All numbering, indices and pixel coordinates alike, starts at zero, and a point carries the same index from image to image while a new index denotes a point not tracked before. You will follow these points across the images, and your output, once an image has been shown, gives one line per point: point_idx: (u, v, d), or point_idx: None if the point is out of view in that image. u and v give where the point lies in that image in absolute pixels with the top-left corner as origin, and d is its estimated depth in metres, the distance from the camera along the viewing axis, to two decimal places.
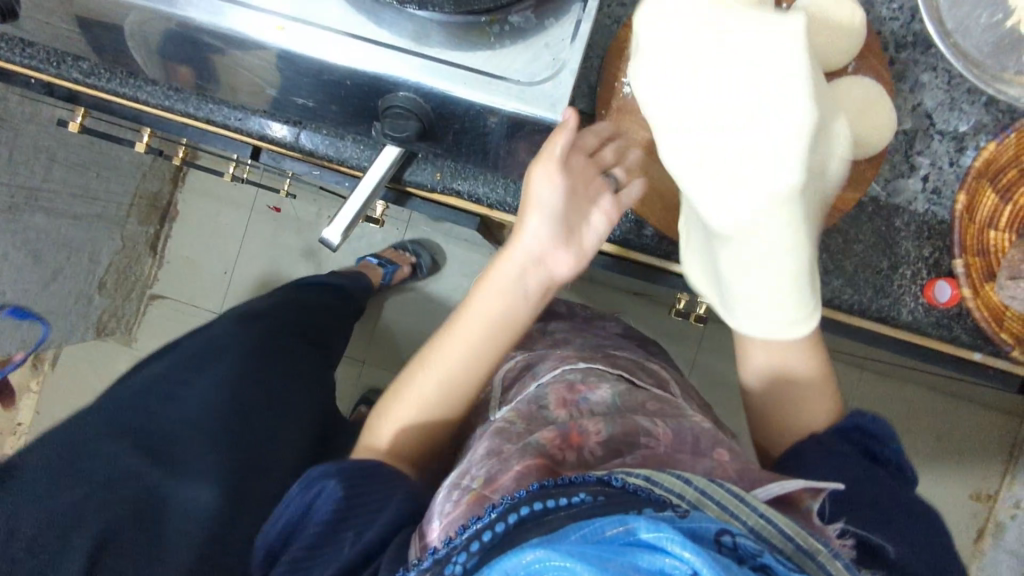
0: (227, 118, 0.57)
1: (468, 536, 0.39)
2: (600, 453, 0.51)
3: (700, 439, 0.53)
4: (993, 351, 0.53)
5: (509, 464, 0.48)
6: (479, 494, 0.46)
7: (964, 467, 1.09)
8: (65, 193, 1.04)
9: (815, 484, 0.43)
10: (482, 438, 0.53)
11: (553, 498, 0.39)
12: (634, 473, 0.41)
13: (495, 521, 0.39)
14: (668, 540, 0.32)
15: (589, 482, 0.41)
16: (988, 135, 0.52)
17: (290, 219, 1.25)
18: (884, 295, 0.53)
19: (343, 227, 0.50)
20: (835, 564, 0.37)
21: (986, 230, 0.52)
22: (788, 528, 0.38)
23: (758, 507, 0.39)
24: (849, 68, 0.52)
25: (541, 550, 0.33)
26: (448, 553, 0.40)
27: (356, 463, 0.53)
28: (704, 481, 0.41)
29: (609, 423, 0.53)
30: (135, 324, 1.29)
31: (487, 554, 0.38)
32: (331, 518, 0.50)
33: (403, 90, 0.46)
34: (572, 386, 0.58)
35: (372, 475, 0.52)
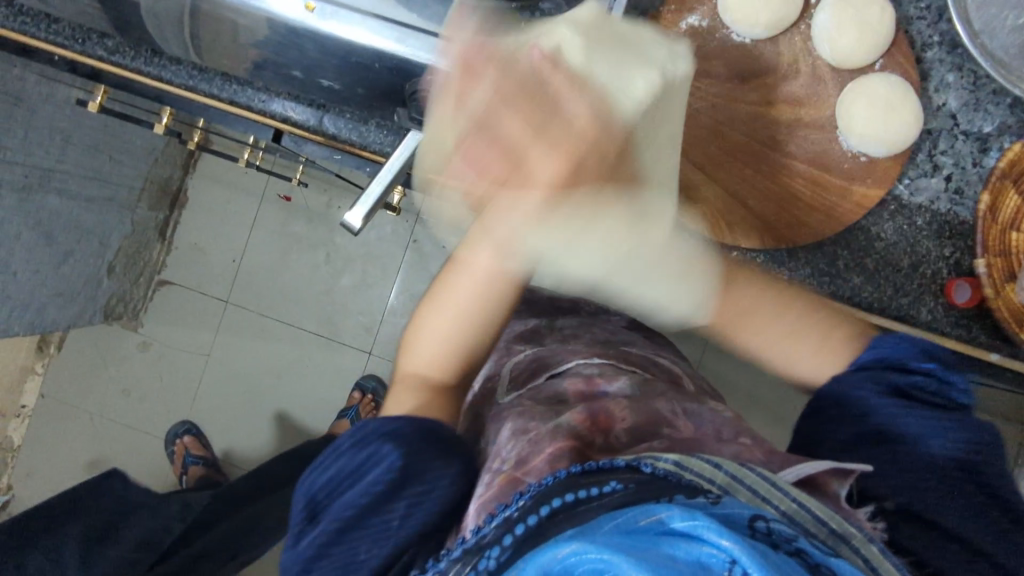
0: (251, 99, 0.56)
1: (501, 526, 0.40)
2: (627, 438, 0.50)
3: (721, 430, 0.52)
4: (1012, 354, 0.52)
5: (541, 446, 0.47)
6: (512, 476, 0.46)
7: None
8: (79, 175, 1.04)
9: (840, 466, 0.42)
10: (509, 420, 0.54)
11: (583, 489, 0.39)
12: (663, 458, 0.40)
13: (527, 515, 0.39)
14: (704, 528, 0.31)
15: (620, 469, 0.40)
16: (1012, 137, 0.53)
17: (300, 207, 1.25)
18: (904, 293, 0.53)
19: (363, 212, 0.50)
20: (868, 547, 0.38)
21: (1007, 231, 0.51)
22: (821, 512, 0.38)
23: (790, 491, 0.39)
24: (875, 65, 0.52)
25: (575, 544, 0.33)
26: (481, 544, 0.40)
27: (414, 425, 0.49)
28: (735, 464, 0.40)
29: (634, 411, 0.53)
30: (143, 310, 1.30)
31: (521, 546, 0.38)
32: (382, 491, 0.47)
33: (432, 74, 0.46)
34: (591, 379, 0.58)
35: (423, 441, 0.48)
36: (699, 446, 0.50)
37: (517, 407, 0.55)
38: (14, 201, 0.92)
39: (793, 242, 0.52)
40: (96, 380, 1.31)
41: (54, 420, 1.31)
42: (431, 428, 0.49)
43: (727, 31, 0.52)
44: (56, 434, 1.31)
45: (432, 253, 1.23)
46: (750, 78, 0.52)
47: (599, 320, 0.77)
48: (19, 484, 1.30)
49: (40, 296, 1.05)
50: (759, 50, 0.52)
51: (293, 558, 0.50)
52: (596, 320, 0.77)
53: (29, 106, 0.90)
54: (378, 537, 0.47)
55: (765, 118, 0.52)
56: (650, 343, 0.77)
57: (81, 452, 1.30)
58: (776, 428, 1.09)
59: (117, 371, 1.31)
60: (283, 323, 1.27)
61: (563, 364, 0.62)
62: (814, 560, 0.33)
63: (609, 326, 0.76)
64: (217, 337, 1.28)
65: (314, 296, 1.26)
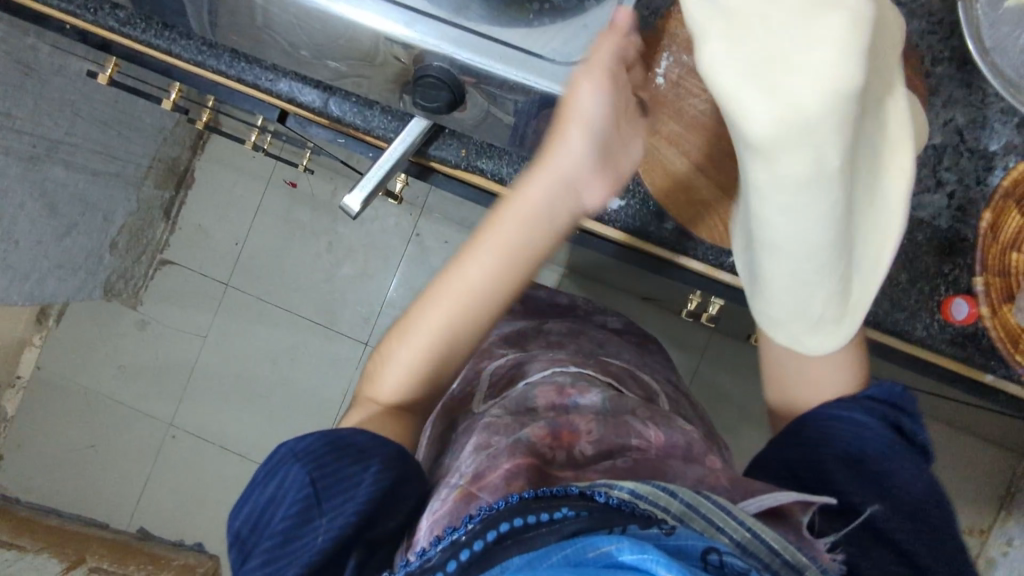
0: (258, 79, 0.56)
1: (446, 550, 0.39)
2: (590, 453, 0.52)
3: (691, 446, 0.54)
4: (1006, 374, 0.52)
5: (498, 461, 0.48)
6: (467, 490, 0.47)
7: (960, 500, 1.08)
8: (86, 149, 1.04)
9: (807, 498, 0.45)
10: (472, 431, 0.55)
11: (533, 513, 0.39)
12: (618, 486, 0.41)
13: (472, 540, 0.38)
14: (653, 562, 0.33)
15: (572, 495, 0.40)
16: (1017, 157, 0.52)
17: (305, 193, 1.26)
18: (901, 308, 0.52)
19: (361, 198, 0.50)
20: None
21: (1008, 252, 0.51)
22: (774, 541, 0.41)
23: (745, 519, 0.41)
24: None
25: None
26: (426, 566, 0.39)
27: (323, 438, 0.48)
28: (692, 495, 0.42)
29: (601, 424, 0.54)
30: (143, 288, 1.30)
31: (466, 573, 0.37)
32: (300, 508, 0.46)
33: (439, 60, 0.45)
34: (562, 389, 0.58)
35: (334, 453, 0.48)
36: (663, 470, 0.50)
37: (488, 412, 0.57)
38: (21, 170, 0.92)
39: None
40: (92, 354, 1.31)
41: (48, 391, 1.32)
42: (343, 440, 0.49)
43: None
44: (49, 406, 1.32)
45: (434, 248, 1.23)
46: None
47: (594, 328, 0.77)
48: (9, 454, 1.32)
49: (41, 268, 1.05)
50: None
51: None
52: (586, 328, 0.77)
53: (39, 77, 0.90)
54: (302, 552, 0.45)
55: None
56: (644, 354, 0.77)
57: (72, 429, 1.31)
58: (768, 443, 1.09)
59: (112, 349, 1.31)
60: (281, 310, 1.27)
61: (538, 371, 0.62)
62: None
63: (605, 334, 0.76)
64: (215, 319, 1.29)
65: (313, 285, 1.26)
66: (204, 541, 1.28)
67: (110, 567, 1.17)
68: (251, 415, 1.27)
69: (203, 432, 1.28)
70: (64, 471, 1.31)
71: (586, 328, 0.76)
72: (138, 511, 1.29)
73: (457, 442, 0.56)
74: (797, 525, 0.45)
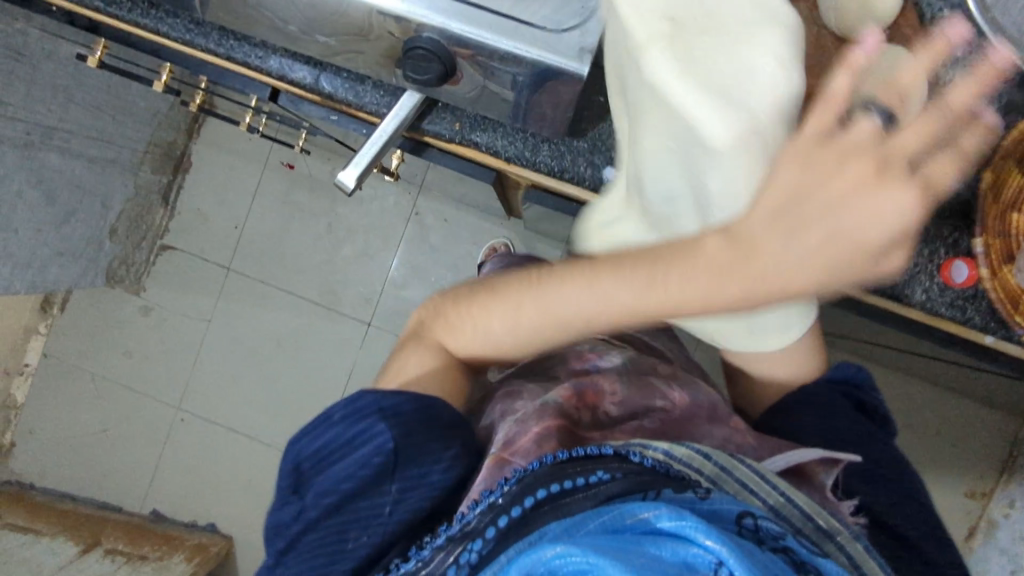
0: (247, 57, 0.56)
1: (485, 513, 0.39)
2: (616, 413, 0.53)
3: (715, 407, 0.54)
4: (1005, 335, 0.52)
5: (527, 426, 0.48)
6: (499, 456, 0.46)
7: (962, 465, 1.08)
8: (81, 135, 1.03)
9: (830, 457, 0.47)
10: (494, 402, 0.54)
11: (568, 478, 0.39)
12: (651, 446, 0.43)
13: (509, 505, 0.39)
14: (692, 529, 0.33)
15: (606, 455, 0.41)
16: (1018, 115, 0.52)
17: (302, 174, 1.25)
18: (899, 272, 0.52)
19: (355, 174, 0.49)
20: (853, 544, 0.41)
21: (1009, 212, 0.50)
22: (807, 506, 0.42)
23: (776, 484, 0.42)
24: (881, 35, 0.50)
25: (560, 546, 0.33)
26: (465, 531, 0.39)
27: (412, 404, 0.47)
28: (726, 457, 0.43)
29: (626, 386, 0.55)
30: (145, 274, 1.30)
31: (505, 538, 0.38)
32: (371, 475, 0.44)
33: (428, 32, 0.45)
34: (582, 354, 0.59)
35: (424, 427, 0.46)
36: (687, 430, 0.52)
37: (509, 383, 0.56)
38: (18, 158, 0.92)
39: None
40: (97, 341, 1.32)
41: (56, 377, 1.33)
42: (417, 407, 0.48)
43: None
44: (57, 392, 1.33)
45: (434, 227, 1.23)
46: None
47: None
48: (21, 440, 1.34)
49: (42, 255, 1.05)
50: None
51: (276, 528, 0.47)
52: None
53: (31, 62, 0.89)
54: (366, 522, 0.44)
55: None
56: None
57: (81, 414, 1.33)
58: None
59: (117, 335, 1.32)
60: (283, 292, 1.27)
61: None
62: (799, 557, 0.36)
63: None
64: (218, 303, 1.29)
65: (315, 267, 1.26)
66: (217, 521, 1.30)
67: (125, 548, 1.19)
68: (259, 397, 1.28)
69: (211, 414, 1.29)
70: (75, 457, 1.33)
71: None
72: (150, 494, 1.31)
73: (476, 412, 0.55)
74: (821, 486, 0.47)
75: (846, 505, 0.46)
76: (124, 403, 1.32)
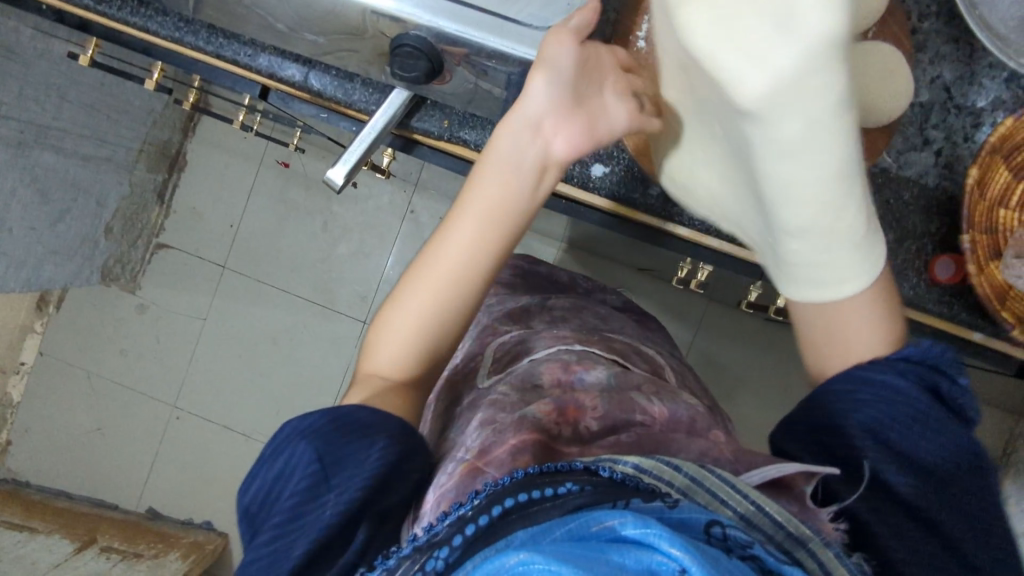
0: (237, 55, 0.56)
1: (453, 524, 0.39)
2: (595, 428, 0.52)
3: (694, 421, 0.55)
4: (993, 332, 0.52)
5: (504, 436, 0.48)
6: (473, 465, 0.47)
7: None
8: (74, 133, 1.03)
9: (809, 466, 0.44)
10: (476, 412, 0.54)
11: (536, 488, 0.39)
12: (622, 460, 0.42)
13: (477, 514, 0.38)
14: (656, 536, 0.31)
15: (577, 470, 0.41)
16: (1005, 113, 0.52)
17: (297, 173, 1.25)
18: (887, 269, 0.52)
19: (343, 172, 0.50)
20: (829, 555, 0.39)
21: (995, 209, 0.51)
22: (780, 515, 0.40)
23: (749, 493, 0.41)
24: (869, 32, 0.49)
25: (522, 553, 0.32)
26: (432, 542, 0.39)
27: (330, 417, 0.48)
28: (696, 468, 0.42)
29: (606, 401, 0.54)
30: (141, 273, 1.30)
31: (472, 546, 0.37)
32: (310, 484, 0.44)
33: (415, 29, 0.45)
34: (568, 366, 0.58)
35: (338, 435, 0.47)
36: (664, 444, 0.50)
37: (490, 395, 0.55)
38: (10, 157, 0.92)
39: None
40: (93, 339, 1.32)
41: (52, 376, 1.33)
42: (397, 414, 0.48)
43: None
44: (53, 390, 1.33)
45: (429, 225, 1.23)
46: None
47: (588, 304, 0.77)
48: (18, 439, 1.34)
49: (36, 254, 1.05)
50: None
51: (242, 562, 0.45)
52: (586, 304, 0.77)
53: (23, 61, 0.89)
54: (310, 530, 0.43)
55: None
56: (638, 326, 0.77)
57: (77, 412, 1.33)
58: (764, 410, 1.10)
59: (113, 333, 1.32)
60: (278, 290, 1.27)
61: (542, 347, 0.62)
62: (765, 565, 0.35)
63: (600, 310, 0.76)
64: (213, 301, 1.29)
65: (309, 265, 1.26)
66: (213, 519, 1.30)
67: (121, 546, 1.19)
68: (254, 395, 1.28)
69: (207, 413, 1.30)
70: (71, 455, 1.33)
71: (585, 304, 0.77)
72: (146, 492, 1.31)
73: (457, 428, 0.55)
74: (801, 496, 0.44)
75: (828, 515, 0.43)
76: (120, 402, 1.32)
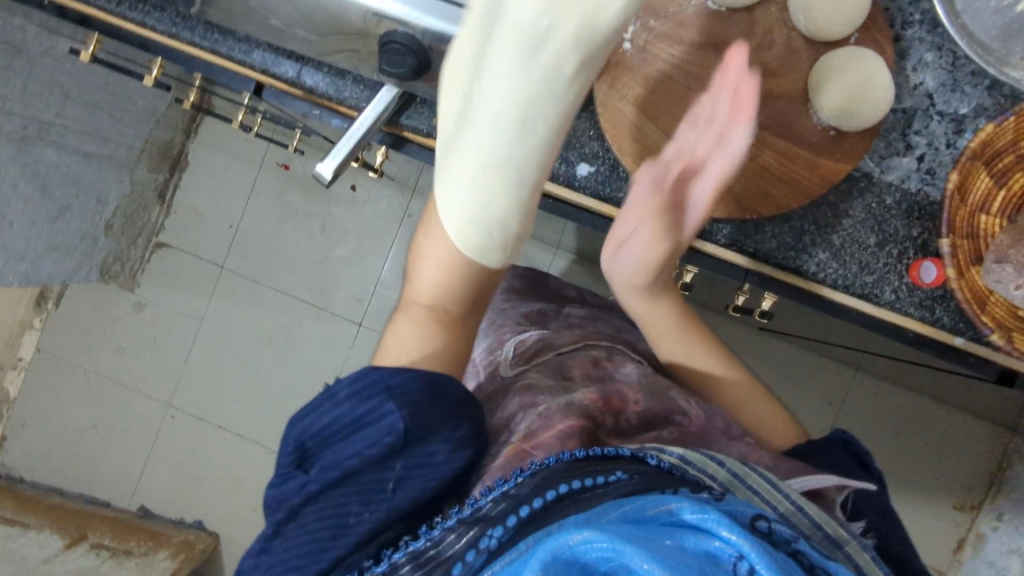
0: (231, 51, 0.57)
1: (501, 502, 0.40)
2: (634, 423, 0.53)
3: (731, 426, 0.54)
4: (974, 337, 0.53)
5: (552, 422, 0.49)
6: (521, 447, 0.47)
7: (951, 476, 1.08)
8: (76, 131, 1.05)
9: (843, 480, 0.47)
10: (514, 395, 0.55)
11: (587, 476, 0.40)
12: (668, 450, 0.44)
13: (531, 496, 0.39)
14: (713, 522, 0.34)
15: (624, 457, 0.42)
16: (987, 119, 0.52)
17: (296, 174, 1.26)
18: (869, 272, 0.53)
19: (331, 168, 0.50)
20: (861, 555, 0.41)
21: (977, 214, 0.51)
22: (818, 517, 0.42)
23: (789, 494, 0.42)
24: (852, 38, 0.51)
25: (585, 531, 0.33)
26: (479, 516, 0.40)
27: (420, 383, 0.47)
28: (737, 465, 0.43)
29: (647, 395, 0.55)
30: (140, 271, 1.31)
31: (524, 528, 0.38)
32: (380, 454, 0.45)
33: (406, 26, 0.46)
34: (598, 362, 0.60)
35: (434, 406, 0.47)
36: (708, 443, 0.51)
37: (525, 379, 0.57)
38: (12, 152, 0.93)
39: (760, 216, 0.52)
40: (91, 337, 1.33)
41: (48, 372, 1.34)
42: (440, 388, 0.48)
43: None
44: (49, 387, 1.34)
45: None
46: (723, 47, 0.51)
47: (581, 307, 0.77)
48: (13, 434, 1.34)
49: (35, 249, 1.06)
50: (734, 19, 0.51)
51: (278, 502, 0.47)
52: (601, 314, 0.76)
53: (27, 58, 0.91)
54: (368, 492, 0.44)
55: None
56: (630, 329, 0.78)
57: (72, 409, 1.34)
58: None
59: (110, 331, 1.33)
60: (276, 291, 1.28)
61: (569, 345, 0.63)
62: (810, 560, 0.36)
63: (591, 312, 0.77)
64: (211, 300, 1.30)
65: (307, 266, 1.27)
66: (204, 519, 1.30)
67: (111, 542, 1.20)
68: (249, 396, 1.29)
69: (201, 412, 1.30)
70: (65, 452, 1.34)
71: (601, 314, 0.76)
72: (139, 490, 1.32)
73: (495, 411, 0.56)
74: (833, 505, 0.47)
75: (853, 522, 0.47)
76: (115, 399, 1.32)
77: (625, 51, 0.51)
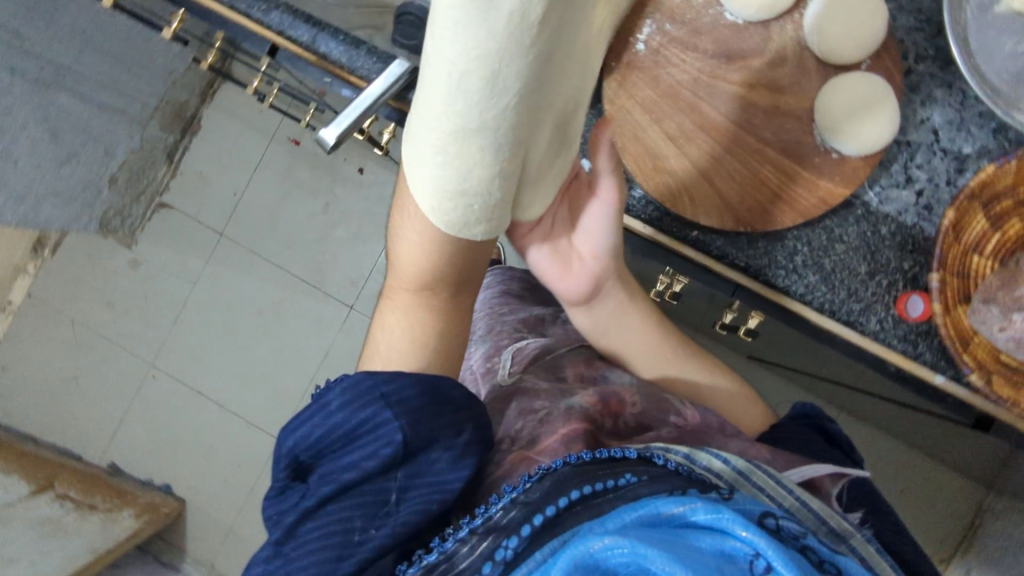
0: (249, 9, 0.58)
1: (512, 509, 0.38)
2: (634, 425, 0.52)
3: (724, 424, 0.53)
4: (955, 376, 0.52)
5: (554, 427, 0.48)
6: (525, 454, 0.46)
7: (923, 526, 1.08)
8: (93, 79, 1.05)
9: (838, 470, 0.48)
10: (516, 400, 0.54)
11: (597, 480, 0.38)
12: (673, 450, 0.42)
13: (544, 504, 0.37)
14: (729, 521, 0.33)
15: (631, 458, 0.40)
16: (989, 160, 0.52)
17: (306, 150, 1.27)
18: (856, 299, 0.53)
19: (335, 135, 0.49)
20: (868, 547, 0.42)
21: (969, 254, 0.51)
22: (821, 510, 0.42)
23: (792, 488, 0.42)
24: (863, 64, 0.52)
25: (607, 538, 0.33)
26: (492, 525, 0.38)
27: (418, 388, 0.43)
28: (744, 463, 0.43)
29: (644, 397, 0.54)
30: (139, 229, 1.31)
31: (541, 537, 0.36)
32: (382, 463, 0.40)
33: None
34: (592, 363, 0.59)
35: (435, 413, 0.42)
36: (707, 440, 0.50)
37: (523, 384, 0.56)
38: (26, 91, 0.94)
39: (754, 230, 0.52)
40: (83, 289, 1.33)
41: (35, 319, 1.34)
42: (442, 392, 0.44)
43: (722, 8, 0.52)
44: (34, 333, 1.34)
45: None
46: (736, 59, 0.52)
47: None
48: None
49: (37, 190, 1.06)
50: (748, 32, 0.52)
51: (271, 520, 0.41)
52: None
53: None
54: (371, 506, 0.40)
55: (743, 99, 0.52)
56: None
57: (54, 358, 1.33)
58: None
59: (102, 285, 1.33)
60: (273, 264, 1.28)
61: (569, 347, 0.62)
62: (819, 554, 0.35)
63: None
64: (206, 265, 1.30)
65: (306, 243, 1.27)
66: (172, 483, 1.29)
67: (76, 495, 1.21)
68: (233, 365, 1.28)
69: (183, 376, 1.30)
70: (42, 400, 1.33)
71: None
72: (111, 448, 1.31)
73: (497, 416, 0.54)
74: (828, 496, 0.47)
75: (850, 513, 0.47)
76: (99, 353, 1.32)
77: (638, 51, 0.52)
